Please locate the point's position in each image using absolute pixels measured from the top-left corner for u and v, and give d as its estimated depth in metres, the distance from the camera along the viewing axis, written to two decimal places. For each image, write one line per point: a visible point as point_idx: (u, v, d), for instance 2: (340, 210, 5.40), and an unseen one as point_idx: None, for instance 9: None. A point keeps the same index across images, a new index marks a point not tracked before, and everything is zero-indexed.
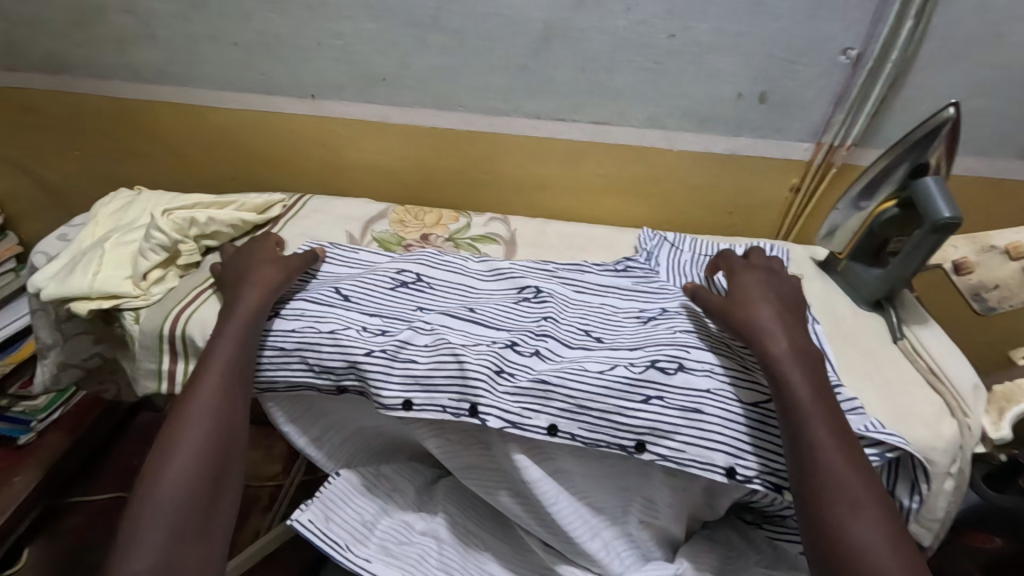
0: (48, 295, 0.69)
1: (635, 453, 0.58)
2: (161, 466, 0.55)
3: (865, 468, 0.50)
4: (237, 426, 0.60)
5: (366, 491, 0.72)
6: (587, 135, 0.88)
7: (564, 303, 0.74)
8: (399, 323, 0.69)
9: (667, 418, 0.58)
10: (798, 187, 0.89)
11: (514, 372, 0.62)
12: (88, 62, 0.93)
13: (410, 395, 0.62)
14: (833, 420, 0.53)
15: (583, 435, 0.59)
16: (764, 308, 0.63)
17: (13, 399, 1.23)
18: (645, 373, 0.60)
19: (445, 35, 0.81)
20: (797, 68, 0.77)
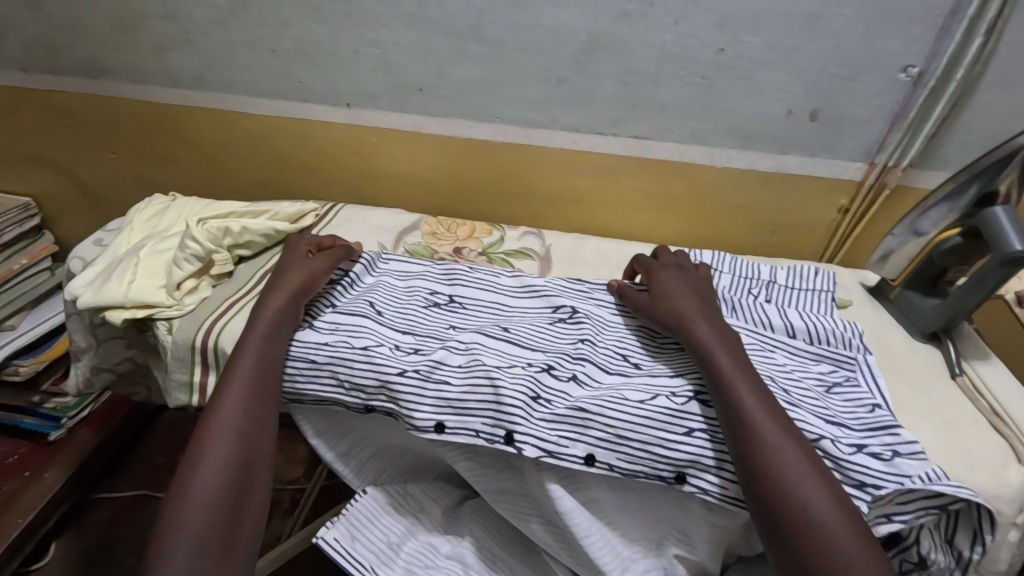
0: (84, 303, 0.68)
1: (674, 484, 0.55)
2: (190, 484, 0.52)
3: (793, 430, 0.53)
4: (263, 438, 0.58)
5: (393, 510, 0.68)
6: (627, 149, 0.85)
7: (600, 324, 0.72)
8: (432, 342, 0.67)
9: (711, 454, 0.55)
10: (847, 208, 0.85)
11: (550, 399, 0.60)
12: (127, 67, 0.93)
13: (443, 418, 0.60)
14: (758, 392, 0.56)
15: (621, 466, 0.56)
16: (681, 299, 0.67)
17: (45, 396, 1.24)
18: (688, 406, 0.58)
19: (485, 45, 0.79)
20: (852, 85, 0.74)
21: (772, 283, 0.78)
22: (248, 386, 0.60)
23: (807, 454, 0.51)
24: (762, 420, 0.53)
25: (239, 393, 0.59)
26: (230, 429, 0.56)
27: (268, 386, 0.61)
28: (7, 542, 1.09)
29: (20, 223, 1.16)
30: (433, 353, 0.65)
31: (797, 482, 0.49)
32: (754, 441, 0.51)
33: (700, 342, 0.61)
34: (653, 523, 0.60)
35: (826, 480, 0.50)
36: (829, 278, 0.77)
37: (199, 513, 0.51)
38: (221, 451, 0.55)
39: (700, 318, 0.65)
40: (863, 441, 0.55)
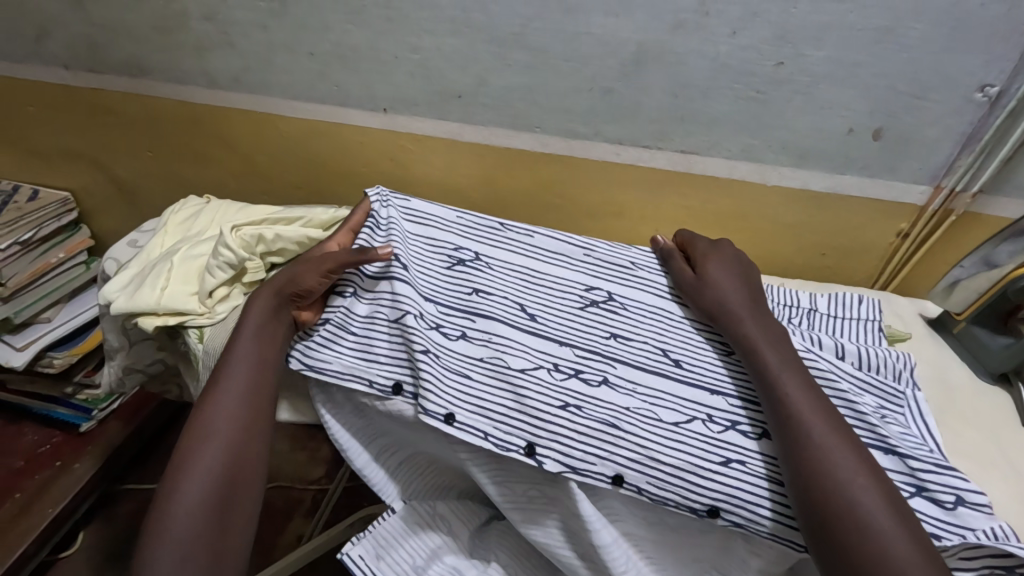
0: (117, 308, 0.68)
1: (705, 517, 0.51)
2: (172, 495, 0.51)
3: (861, 457, 0.49)
4: (252, 443, 0.56)
5: (420, 531, 0.65)
6: (672, 163, 0.82)
7: (642, 312, 0.66)
8: (456, 316, 0.64)
9: (750, 487, 0.51)
10: (907, 232, 0.80)
11: (582, 407, 0.56)
12: (167, 67, 0.93)
13: (456, 408, 0.57)
14: (812, 397, 0.53)
15: (650, 490, 0.52)
16: (733, 289, 0.64)
17: (77, 387, 1.22)
18: (724, 435, 0.54)
19: (529, 54, 0.77)
20: (921, 104, 0.69)
21: (812, 312, 0.71)
22: (242, 385, 0.58)
23: (868, 466, 0.48)
24: (817, 428, 0.50)
25: (227, 394, 0.57)
26: (217, 435, 0.54)
27: (260, 387, 0.58)
28: (35, 533, 1.10)
29: (59, 217, 1.17)
30: (454, 337, 0.62)
31: (854, 494, 0.46)
32: (807, 449, 0.49)
33: (748, 339, 0.58)
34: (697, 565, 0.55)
35: (888, 495, 0.47)
36: (873, 306, 0.69)
37: (180, 525, 0.50)
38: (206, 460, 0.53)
39: (750, 312, 0.61)
40: (922, 481, 0.50)
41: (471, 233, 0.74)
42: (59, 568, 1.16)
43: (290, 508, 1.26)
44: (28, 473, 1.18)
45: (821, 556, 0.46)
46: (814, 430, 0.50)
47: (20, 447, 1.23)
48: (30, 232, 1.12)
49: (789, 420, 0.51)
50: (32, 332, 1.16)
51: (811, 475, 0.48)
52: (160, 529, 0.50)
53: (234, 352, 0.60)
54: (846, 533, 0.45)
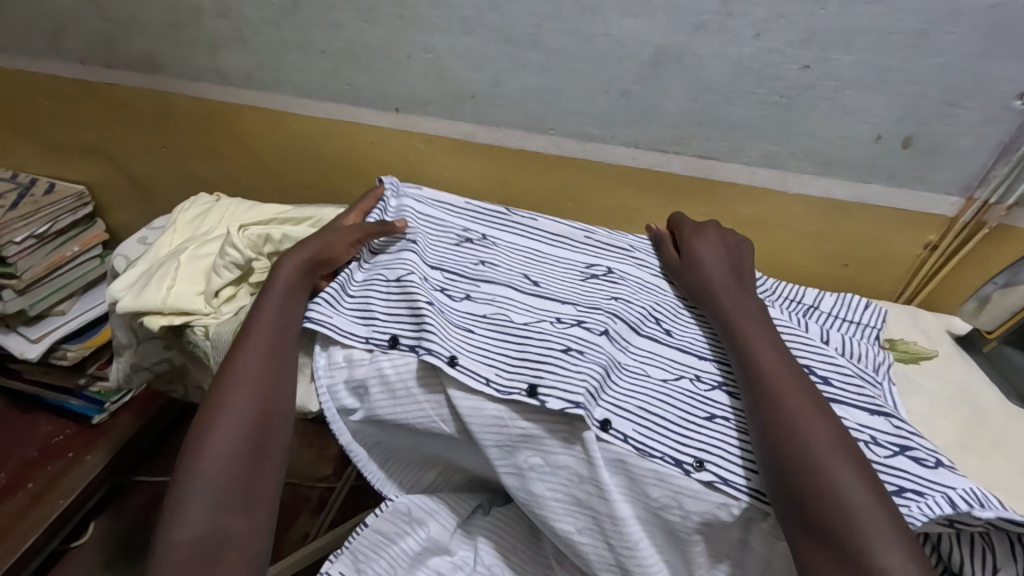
0: (124, 308, 0.68)
1: (691, 471, 0.46)
2: (201, 443, 0.48)
3: (833, 423, 0.46)
4: (281, 396, 0.53)
5: (398, 538, 0.58)
6: (690, 168, 0.79)
7: (636, 285, 0.67)
8: (461, 283, 0.64)
9: (734, 442, 0.48)
10: (935, 245, 0.77)
11: (584, 351, 0.53)
12: (180, 63, 0.93)
13: (457, 353, 0.53)
14: (784, 360, 0.51)
15: (637, 438, 0.48)
16: (718, 264, 0.63)
17: (90, 379, 1.24)
18: (710, 395, 0.53)
19: (543, 55, 0.75)
20: (955, 112, 0.66)
21: (813, 309, 0.70)
22: (269, 337, 0.55)
23: (829, 421, 0.46)
24: (784, 386, 0.48)
25: (255, 346, 0.54)
26: (246, 383, 0.52)
27: (286, 342, 0.56)
28: (48, 522, 1.10)
29: (75, 211, 1.17)
30: (458, 299, 0.62)
31: (817, 447, 0.44)
32: (776, 404, 0.47)
33: (725, 310, 0.58)
34: None
35: (850, 453, 0.44)
36: (879, 313, 0.67)
37: (213, 472, 0.47)
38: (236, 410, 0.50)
39: (733, 285, 0.61)
40: (906, 441, 0.48)
41: (479, 219, 0.76)
42: (69, 558, 1.17)
43: (297, 506, 1.26)
44: (41, 464, 1.19)
45: (779, 507, 0.43)
46: (779, 388, 0.48)
47: (33, 437, 1.24)
48: (46, 225, 1.12)
49: (757, 378, 0.50)
50: (46, 324, 1.17)
51: (785, 431, 0.45)
52: (190, 476, 0.47)
53: (262, 307, 0.57)
54: (804, 483, 0.42)
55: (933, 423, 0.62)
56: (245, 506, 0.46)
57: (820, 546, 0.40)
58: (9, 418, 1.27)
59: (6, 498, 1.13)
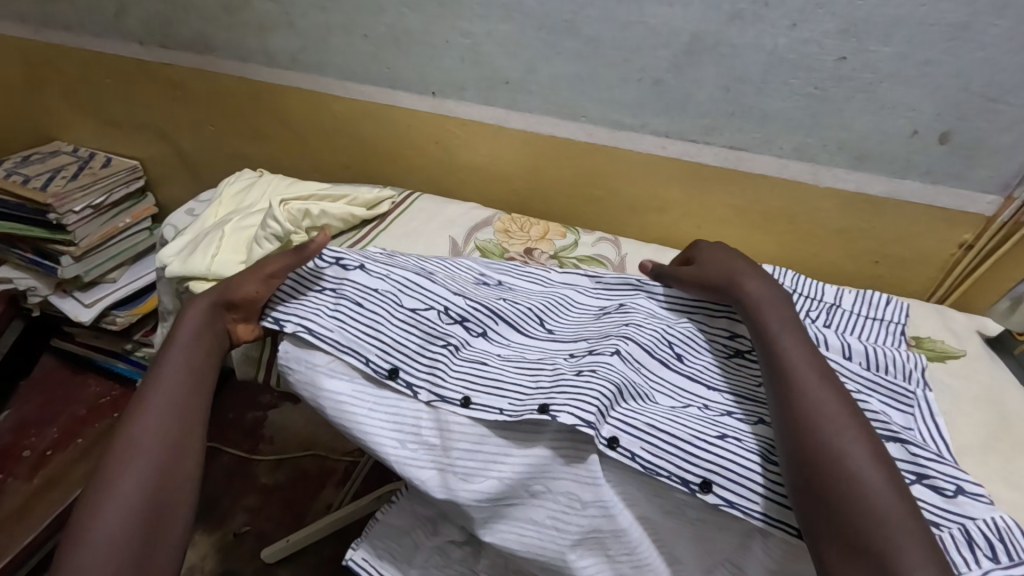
0: (172, 272, 0.73)
1: (697, 491, 0.47)
2: (83, 531, 0.43)
3: (864, 426, 0.45)
4: (174, 487, 0.47)
5: (411, 533, 0.62)
6: (719, 160, 0.80)
7: (649, 315, 0.64)
8: (481, 314, 0.62)
9: (746, 462, 0.47)
10: (971, 244, 0.75)
11: (596, 369, 0.53)
12: (230, 44, 0.97)
13: (470, 392, 0.54)
14: (812, 361, 0.50)
15: (645, 457, 0.48)
16: (736, 261, 0.62)
17: (136, 344, 1.32)
18: (721, 418, 0.52)
19: (579, 42, 0.76)
20: (998, 107, 0.65)
21: (836, 307, 0.68)
22: (170, 402, 0.51)
23: (854, 416, 0.45)
24: (812, 386, 0.48)
25: (150, 413, 0.50)
26: (143, 451, 0.48)
27: (192, 406, 0.52)
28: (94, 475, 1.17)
29: (128, 184, 1.24)
30: (476, 335, 0.61)
31: (847, 452, 0.43)
32: (800, 408, 0.46)
33: (752, 300, 0.57)
34: None
35: (875, 451, 0.43)
36: (902, 308, 0.67)
37: (94, 561, 0.42)
38: (130, 485, 0.46)
39: (754, 274, 0.60)
40: (921, 468, 0.47)
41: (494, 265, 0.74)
42: None
43: (323, 477, 1.30)
44: (90, 421, 1.27)
45: (810, 524, 0.41)
46: (802, 389, 0.48)
47: (83, 396, 1.32)
48: (102, 196, 1.19)
49: (781, 379, 0.49)
50: (99, 290, 1.25)
51: (806, 438, 0.44)
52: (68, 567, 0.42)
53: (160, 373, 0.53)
54: (830, 483, 0.42)
55: (954, 423, 0.61)
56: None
57: (850, 556, 0.39)
58: (63, 376, 1.36)
59: (57, 451, 1.21)
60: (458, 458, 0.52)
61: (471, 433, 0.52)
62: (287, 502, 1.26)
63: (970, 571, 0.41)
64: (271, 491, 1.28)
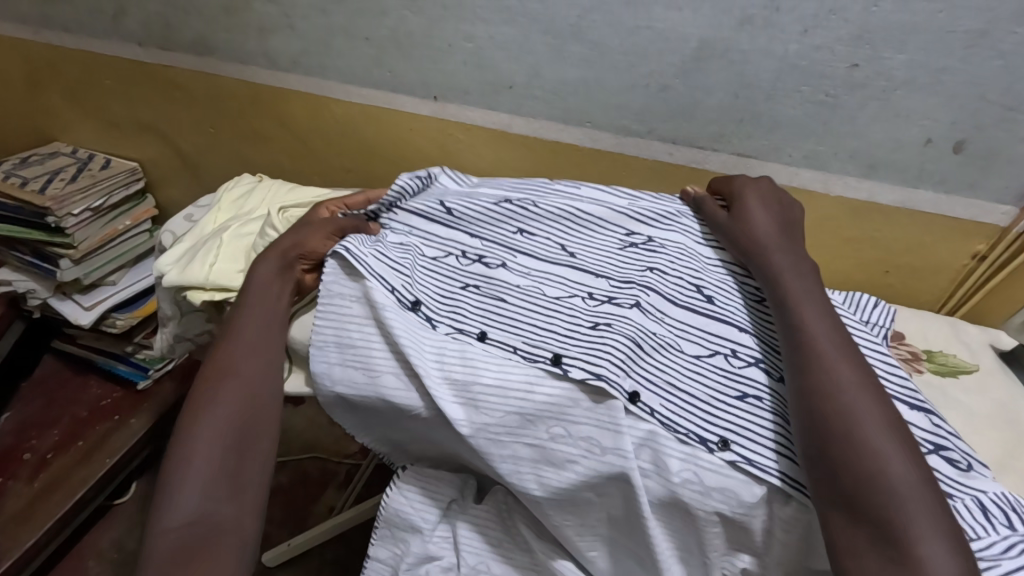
0: (170, 282, 0.72)
1: (715, 449, 0.48)
2: (183, 446, 0.52)
3: (884, 402, 0.46)
4: (258, 407, 0.56)
5: None
6: (727, 167, 0.78)
7: (678, 254, 0.63)
8: (498, 250, 0.66)
9: (762, 423, 0.50)
10: (984, 255, 0.74)
11: (612, 323, 0.55)
12: (231, 46, 0.96)
13: (487, 327, 0.57)
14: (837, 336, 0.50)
15: (663, 413, 0.50)
16: (768, 225, 0.60)
17: (137, 347, 1.31)
18: (745, 371, 0.53)
19: (584, 47, 0.74)
20: (1016, 116, 0.63)
21: None
22: (254, 330, 0.60)
23: (872, 388, 0.46)
24: (833, 363, 0.48)
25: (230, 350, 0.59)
26: (231, 375, 0.57)
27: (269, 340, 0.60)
28: (96, 478, 1.16)
29: (127, 186, 1.22)
30: (496, 267, 0.64)
31: (862, 425, 0.44)
32: (820, 380, 0.47)
33: (777, 273, 0.56)
34: None
35: (893, 424, 0.44)
36: (888, 313, 0.65)
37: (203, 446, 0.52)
38: (217, 411, 0.54)
39: (783, 245, 0.59)
40: (943, 441, 0.48)
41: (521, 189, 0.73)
42: (113, 515, 1.23)
43: (324, 480, 1.29)
44: (90, 423, 1.26)
45: (819, 492, 0.43)
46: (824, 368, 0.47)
47: (84, 398, 1.31)
48: (101, 199, 1.18)
49: (802, 354, 0.49)
50: (98, 293, 1.24)
51: (817, 409, 0.45)
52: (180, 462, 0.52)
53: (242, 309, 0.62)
54: (841, 454, 0.43)
55: (966, 439, 0.60)
56: (232, 495, 0.51)
57: (856, 521, 0.41)
58: (63, 378, 1.35)
59: (58, 454, 1.20)
60: (481, 391, 0.54)
61: (495, 361, 0.54)
62: (288, 505, 1.26)
63: (990, 535, 0.43)
64: (273, 494, 1.27)
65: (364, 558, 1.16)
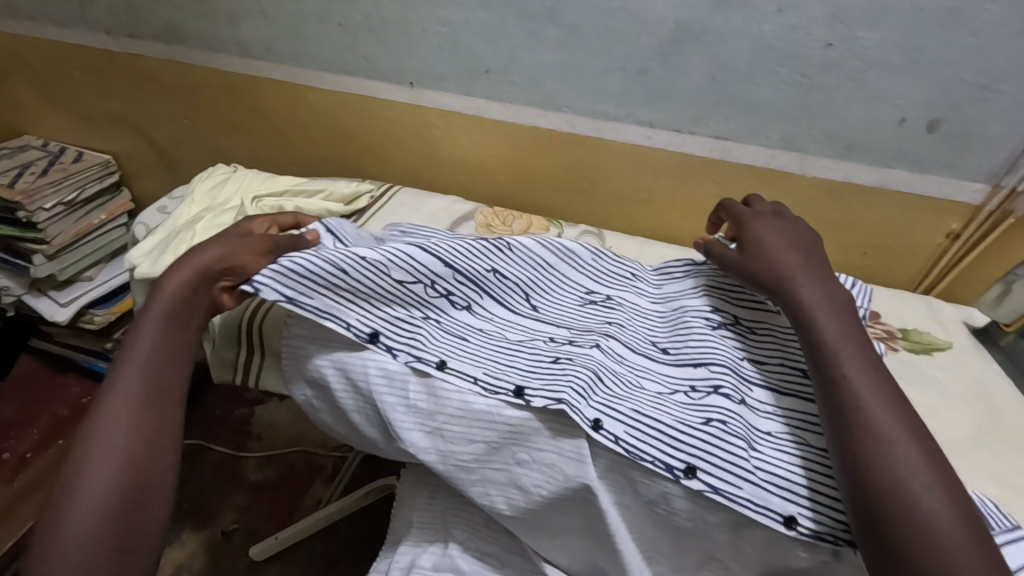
0: (142, 273, 0.71)
1: (681, 477, 0.49)
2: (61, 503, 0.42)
3: (946, 472, 0.40)
4: (162, 445, 0.46)
5: None
6: (705, 150, 0.78)
7: (634, 313, 0.67)
8: (465, 287, 0.63)
9: (729, 446, 0.50)
10: (958, 234, 0.74)
11: (573, 357, 0.57)
12: (202, 36, 0.94)
13: (447, 357, 0.56)
14: (874, 375, 0.46)
15: (628, 441, 0.50)
16: (789, 253, 0.56)
17: (116, 344, 1.28)
18: (707, 400, 0.54)
19: (561, 30, 0.74)
20: (989, 95, 0.63)
21: None
22: (156, 349, 0.49)
23: (931, 455, 0.41)
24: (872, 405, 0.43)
25: (133, 368, 0.48)
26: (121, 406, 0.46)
27: (173, 362, 0.50)
28: None
29: (99, 180, 1.20)
30: (460, 308, 0.62)
31: (924, 501, 0.38)
32: (873, 444, 0.41)
33: (805, 306, 0.51)
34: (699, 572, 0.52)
35: (960, 501, 0.39)
36: (865, 293, 0.66)
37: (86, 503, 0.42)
38: (115, 433, 0.45)
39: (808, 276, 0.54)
40: None
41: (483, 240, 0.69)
42: None
43: (310, 474, 1.28)
44: (70, 422, 1.24)
45: None
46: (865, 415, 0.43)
47: (63, 397, 1.29)
48: (74, 192, 1.16)
49: (841, 395, 0.44)
50: (74, 289, 1.21)
51: (876, 476, 0.40)
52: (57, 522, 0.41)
53: (144, 323, 0.50)
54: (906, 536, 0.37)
55: (942, 417, 0.61)
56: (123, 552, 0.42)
57: None
58: (41, 378, 1.32)
59: (37, 454, 1.18)
60: (444, 421, 0.54)
61: (457, 393, 0.54)
62: (275, 500, 1.25)
63: None
64: (260, 489, 1.26)
65: (353, 550, 1.15)
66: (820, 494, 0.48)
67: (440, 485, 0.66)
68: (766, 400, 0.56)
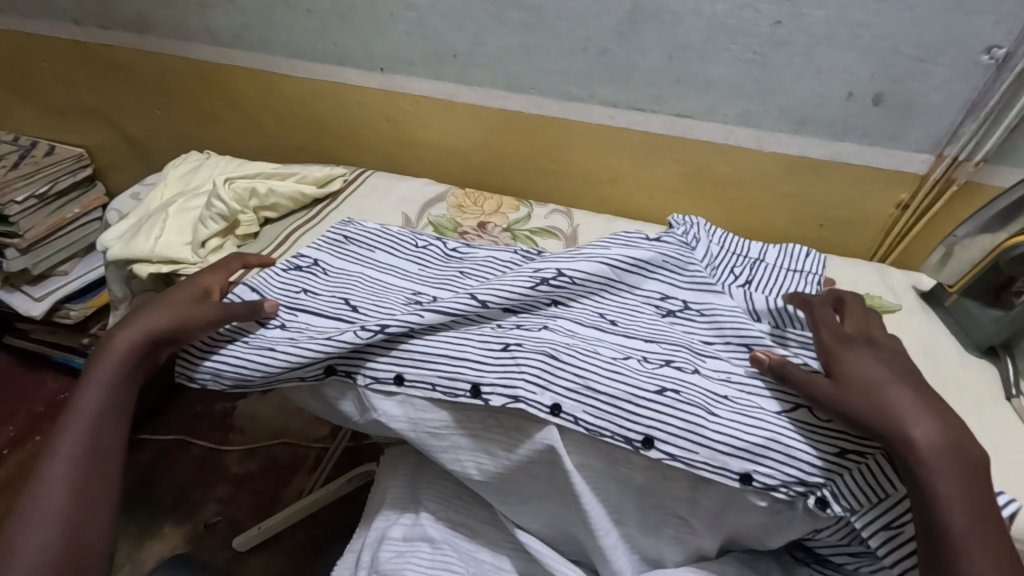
0: (115, 254, 0.73)
1: (640, 448, 0.51)
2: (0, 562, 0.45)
3: None
4: (101, 500, 0.50)
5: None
6: (667, 129, 0.81)
7: (585, 283, 0.63)
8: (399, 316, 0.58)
9: (682, 414, 0.52)
10: (907, 204, 0.78)
11: (523, 343, 0.57)
12: (171, 25, 0.95)
13: (402, 370, 0.57)
14: (988, 543, 0.42)
15: (587, 420, 0.52)
16: (897, 390, 0.48)
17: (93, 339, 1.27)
18: (660, 370, 0.56)
19: (523, 13, 0.76)
20: (928, 67, 0.67)
21: (759, 262, 0.71)
22: (98, 406, 0.53)
23: None
24: None
25: (75, 429, 0.52)
26: (64, 464, 0.50)
27: (115, 418, 0.54)
28: None
29: (72, 174, 1.20)
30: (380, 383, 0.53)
31: None
32: None
33: (925, 462, 0.44)
34: (661, 527, 0.54)
35: None
36: (819, 262, 0.70)
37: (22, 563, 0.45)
38: (55, 490, 0.49)
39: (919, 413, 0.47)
40: None
41: (427, 262, 0.71)
42: None
43: (293, 465, 1.29)
44: (47, 418, 1.23)
45: None
46: None
47: (40, 394, 1.28)
48: (47, 185, 1.15)
49: None
50: (50, 283, 1.21)
51: None
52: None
53: (89, 382, 0.54)
54: None
55: None
56: None
57: None
58: (18, 375, 1.31)
59: (13, 449, 1.17)
60: (410, 392, 0.57)
61: (426, 380, 0.56)
62: (258, 491, 1.25)
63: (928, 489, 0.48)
64: (242, 480, 1.27)
65: (335, 536, 1.16)
66: (775, 452, 0.50)
67: (415, 458, 0.68)
68: (719, 367, 0.58)
